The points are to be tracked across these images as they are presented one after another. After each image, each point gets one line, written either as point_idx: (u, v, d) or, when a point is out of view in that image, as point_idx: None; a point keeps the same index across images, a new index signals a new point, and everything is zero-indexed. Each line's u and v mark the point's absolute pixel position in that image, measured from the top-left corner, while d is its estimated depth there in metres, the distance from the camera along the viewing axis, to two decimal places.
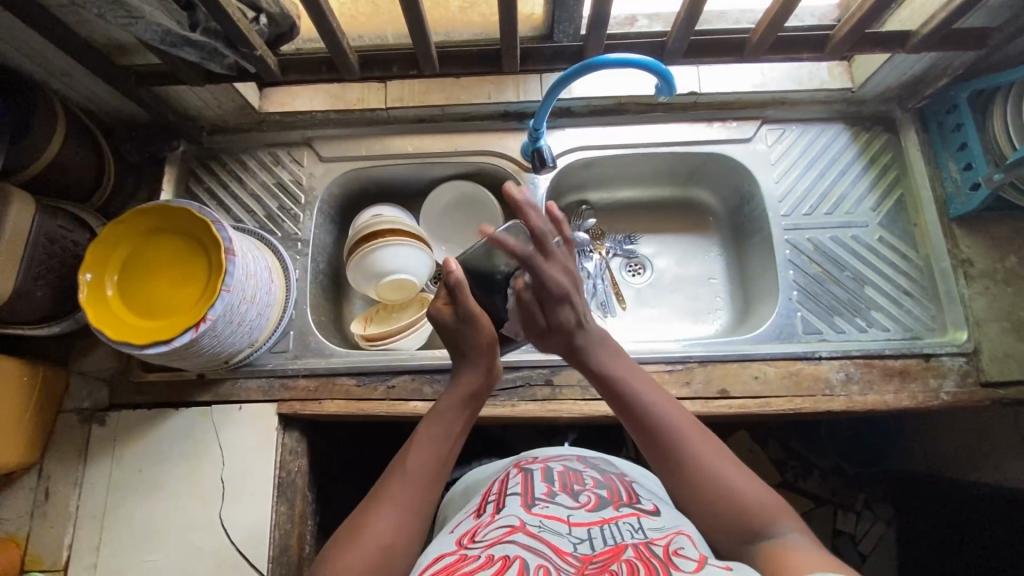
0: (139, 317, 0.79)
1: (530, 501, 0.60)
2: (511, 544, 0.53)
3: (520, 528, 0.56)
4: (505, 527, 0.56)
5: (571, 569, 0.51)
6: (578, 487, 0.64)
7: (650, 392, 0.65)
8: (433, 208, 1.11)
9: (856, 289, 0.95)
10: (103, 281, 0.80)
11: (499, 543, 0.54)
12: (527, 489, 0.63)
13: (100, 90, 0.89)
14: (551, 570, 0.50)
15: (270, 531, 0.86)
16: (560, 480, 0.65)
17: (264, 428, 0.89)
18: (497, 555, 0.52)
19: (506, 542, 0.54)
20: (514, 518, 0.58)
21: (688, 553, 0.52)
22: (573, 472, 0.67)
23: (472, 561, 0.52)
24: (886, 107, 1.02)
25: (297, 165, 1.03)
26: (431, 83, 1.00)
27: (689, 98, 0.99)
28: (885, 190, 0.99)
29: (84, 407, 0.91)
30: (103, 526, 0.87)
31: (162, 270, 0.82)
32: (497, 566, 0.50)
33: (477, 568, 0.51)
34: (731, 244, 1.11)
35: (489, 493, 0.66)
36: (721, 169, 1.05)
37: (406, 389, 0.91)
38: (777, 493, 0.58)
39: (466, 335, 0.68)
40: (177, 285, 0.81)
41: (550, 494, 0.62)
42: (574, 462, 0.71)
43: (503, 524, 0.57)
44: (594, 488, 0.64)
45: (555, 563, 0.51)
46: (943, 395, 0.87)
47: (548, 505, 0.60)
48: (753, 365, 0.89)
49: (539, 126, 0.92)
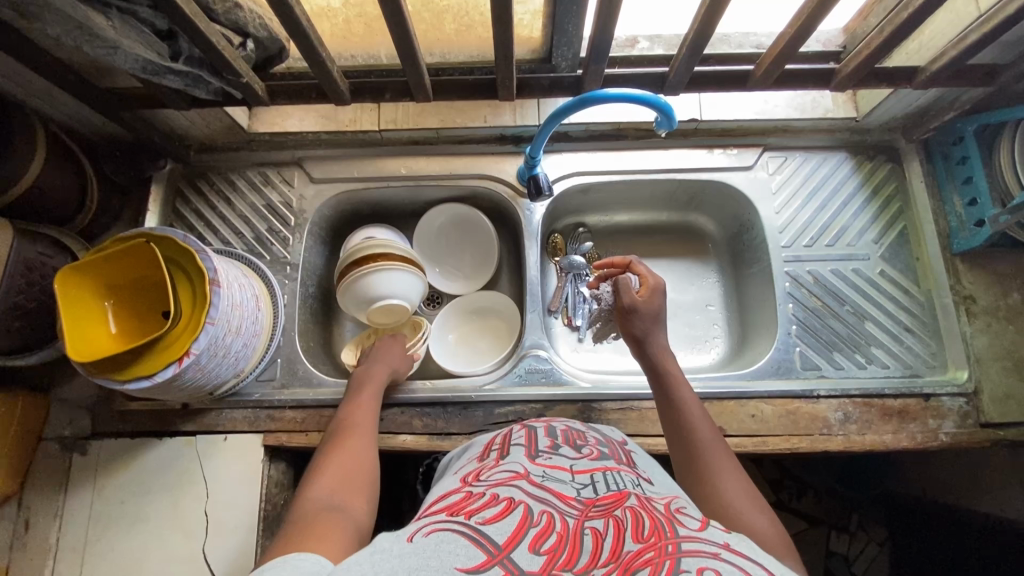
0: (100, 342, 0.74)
1: (534, 453, 0.58)
2: (514, 487, 0.50)
3: (524, 476, 0.52)
4: (509, 473, 0.53)
5: (575, 512, 0.47)
6: (581, 442, 0.63)
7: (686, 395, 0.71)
8: (426, 230, 1.08)
9: (856, 324, 0.93)
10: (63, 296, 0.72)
11: (502, 485, 0.51)
12: (531, 441, 0.61)
13: (83, 109, 0.87)
14: (555, 513, 0.46)
15: (254, 567, 0.84)
16: (564, 436, 0.64)
17: (249, 460, 0.87)
18: (501, 494, 0.49)
19: (510, 485, 0.50)
20: (518, 465, 0.55)
21: (691, 513, 0.50)
22: (576, 431, 0.66)
23: (477, 499, 0.49)
24: (890, 136, 1.00)
25: (287, 186, 1.01)
26: (426, 105, 0.98)
27: (690, 124, 0.97)
28: (887, 222, 0.98)
29: (65, 435, 0.89)
30: (83, 559, 0.84)
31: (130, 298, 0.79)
32: (501, 507, 0.47)
33: (481, 505, 0.48)
34: (730, 271, 1.09)
35: (492, 444, 0.65)
36: (721, 196, 1.03)
37: (395, 422, 0.89)
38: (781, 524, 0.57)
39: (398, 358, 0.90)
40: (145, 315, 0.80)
41: (553, 446, 0.60)
42: (576, 423, 0.69)
43: (507, 469, 0.54)
44: (596, 445, 0.63)
45: (558, 508, 0.47)
46: (943, 435, 0.86)
47: (551, 457, 0.57)
48: (750, 404, 0.88)
49: (536, 153, 0.90)
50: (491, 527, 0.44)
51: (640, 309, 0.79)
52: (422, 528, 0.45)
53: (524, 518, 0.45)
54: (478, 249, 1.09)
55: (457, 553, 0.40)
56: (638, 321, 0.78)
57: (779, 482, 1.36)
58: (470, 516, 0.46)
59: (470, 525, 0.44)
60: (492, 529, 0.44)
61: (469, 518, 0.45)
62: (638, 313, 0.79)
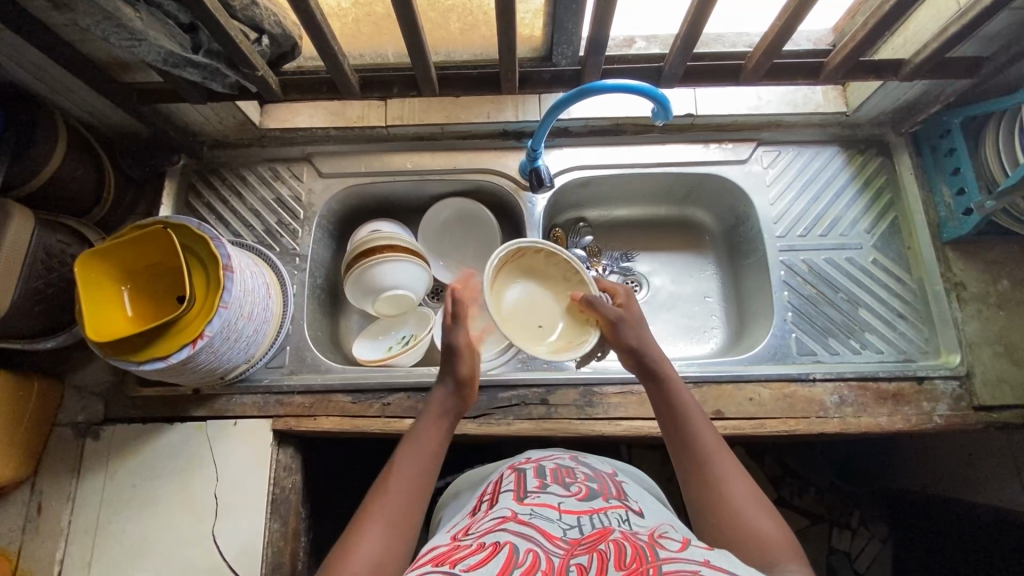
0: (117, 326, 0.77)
1: (522, 494, 0.60)
2: (501, 531, 0.52)
3: (512, 518, 0.55)
4: (498, 517, 0.56)
5: (559, 552, 0.50)
6: (570, 479, 0.65)
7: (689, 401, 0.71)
8: (430, 225, 1.11)
9: (850, 311, 0.96)
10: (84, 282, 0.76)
11: (490, 531, 0.53)
12: (520, 483, 0.63)
13: (102, 105, 0.90)
14: (539, 552, 0.49)
15: (262, 548, 0.85)
16: (553, 473, 0.66)
17: (258, 444, 0.89)
18: (488, 541, 0.51)
19: (498, 530, 0.53)
20: (506, 509, 0.57)
21: (673, 537, 0.53)
22: (564, 468, 0.68)
23: (465, 548, 0.51)
24: (880, 131, 1.04)
25: (296, 181, 1.04)
26: (432, 102, 1.02)
27: (686, 120, 1.00)
28: (879, 213, 1.01)
29: (79, 421, 0.91)
30: (95, 541, 0.86)
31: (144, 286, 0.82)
32: (488, 552, 0.49)
33: (469, 553, 0.50)
34: (727, 264, 1.12)
35: (484, 493, 0.67)
36: (717, 189, 1.06)
37: (401, 407, 0.91)
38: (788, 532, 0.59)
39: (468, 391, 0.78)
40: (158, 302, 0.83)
41: (541, 485, 0.63)
42: (566, 458, 0.72)
43: (496, 515, 0.57)
44: (585, 481, 0.65)
45: (542, 547, 0.50)
46: (937, 418, 0.88)
47: (540, 495, 0.60)
48: (747, 387, 0.90)
49: (537, 146, 0.94)
50: (475, 574, 0.46)
51: (624, 319, 0.80)
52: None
53: (509, 559, 0.48)
54: (481, 243, 1.11)
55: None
56: (625, 331, 0.79)
57: (780, 479, 1.37)
58: (456, 566, 0.48)
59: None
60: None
61: (454, 568, 0.47)
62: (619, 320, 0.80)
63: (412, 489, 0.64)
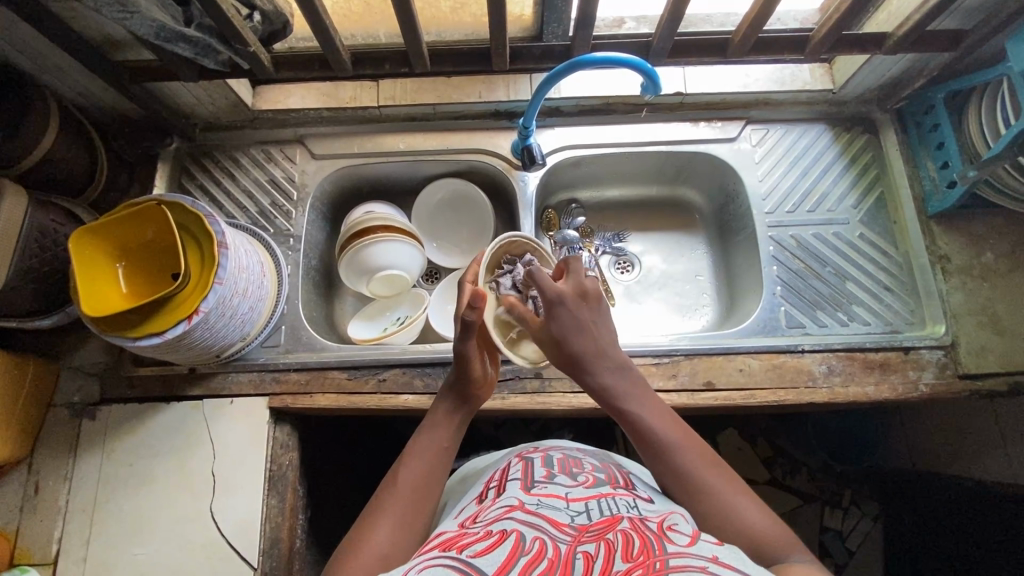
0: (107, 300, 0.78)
1: (530, 483, 0.61)
2: (508, 519, 0.53)
3: (518, 506, 0.55)
4: (504, 506, 0.56)
5: (567, 537, 0.50)
6: (577, 469, 0.66)
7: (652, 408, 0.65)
8: (424, 206, 1.12)
9: (838, 284, 0.97)
10: (80, 254, 0.77)
11: (497, 519, 0.53)
12: (526, 473, 0.64)
13: (94, 85, 0.90)
14: (547, 540, 0.50)
15: (260, 524, 0.86)
16: (560, 464, 0.67)
17: (255, 422, 0.90)
18: (494, 528, 0.52)
19: (504, 518, 0.53)
20: (513, 498, 0.58)
21: (682, 529, 0.52)
22: (571, 459, 0.69)
23: (471, 535, 0.52)
24: (866, 108, 1.05)
25: (289, 162, 1.04)
26: (423, 82, 1.02)
27: (675, 99, 1.02)
28: (866, 188, 1.02)
29: (74, 401, 0.92)
30: (93, 520, 0.87)
31: (135, 266, 0.82)
32: (495, 539, 0.50)
33: (475, 539, 0.51)
34: (717, 242, 1.14)
35: (492, 480, 0.67)
36: (707, 167, 1.07)
37: (397, 382, 0.92)
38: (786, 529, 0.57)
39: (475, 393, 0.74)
40: (150, 280, 0.83)
41: (549, 476, 0.63)
42: (573, 450, 0.73)
43: (502, 504, 0.57)
44: (592, 471, 0.66)
45: (550, 534, 0.51)
46: (922, 386, 0.89)
47: (547, 486, 0.61)
48: (738, 359, 0.91)
49: (528, 125, 0.94)
50: (481, 559, 0.47)
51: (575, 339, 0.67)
52: (415, 566, 0.47)
53: (516, 546, 0.48)
54: (475, 225, 1.12)
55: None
56: (575, 346, 0.67)
57: (772, 460, 1.37)
58: (463, 550, 0.49)
59: (461, 561, 0.47)
60: (483, 561, 0.47)
61: (461, 553, 0.48)
62: (564, 329, 0.67)
63: (421, 488, 0.64)
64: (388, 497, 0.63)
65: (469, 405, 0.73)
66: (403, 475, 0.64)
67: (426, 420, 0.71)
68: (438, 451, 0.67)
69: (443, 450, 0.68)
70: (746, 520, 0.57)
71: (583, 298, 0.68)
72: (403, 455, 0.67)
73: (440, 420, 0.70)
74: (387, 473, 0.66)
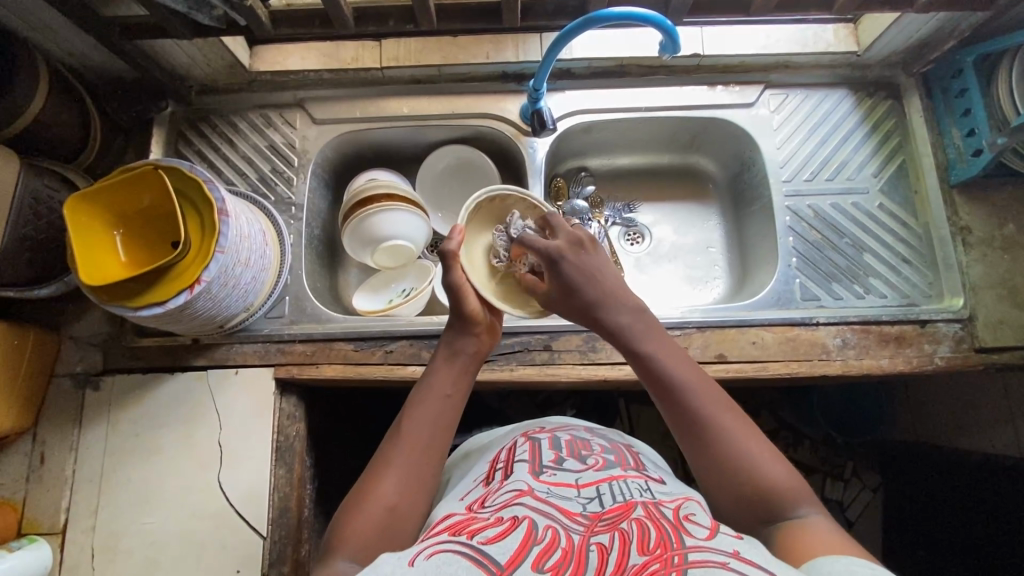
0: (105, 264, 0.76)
1: (538, 469, 0.60)
2: (519, 506, 0.52)
3: (528, 492, 0.54)
4: (513, 492, 0.55)
5: (580, 528, 0.49)
6: (586, 452, 0.64)
7: (667, 352, 0.66)
8: (429, 173, 1.09)
9: (855, 256, 0.95)
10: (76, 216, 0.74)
11: (507, 505, 0.52)
12: (535, 456, 0.62)
13: (85, 44, 0.86)
14: (559, 529, 0.49)
15: (268, 494, 0.86)
16: (568, 446, 0.65)
17: (261, 392, 0.89)
18: (505, 515, 0.50)
19: (514, 504, 0.52)
20: (522, 483, 0.56)
21: (699, 519, 0.51)
22: (580, 441, 0.67)
23: (481, 520, 0.51)
24: (891, 72, 1.01)
25: (289, 128, 1.01)
26: (428, 42, 0.98)
27: (692, 61, 0.97)
28: (887, 157, 0.99)
29: (77, 371, 0.90)
30: (100, 490, 0.86)
31: (131, 224, 0.79)
32: (505, 527, 0.49)
33: (485, 525, 0.50)
34: (731, 212, 1.11)
35: (498, 460, 0.66)
36: (723, 134, 1.03)
37: (404, 354, 0.91)
38: (800, 478, 0.58)
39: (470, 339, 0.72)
40: (147, 242, 0.80)
41: (557, 460, 0.62)
42: (581, 431, 0.71)
43: (511, 488, 0.56)
44: (601, 453, 0.64)
45: (562, 524, 0.49)
46: (938, 359, 0.88)
47: (556, 473, 0.59)
48: (751, 331, 0.89)
49: (539, 87, 0.90)
50: (493, 546, 0.46)
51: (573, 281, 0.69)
52: (424, 549, 0.46)
53: (528, 535, 0.47)
54: None
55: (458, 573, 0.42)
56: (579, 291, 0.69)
57: (774, 433, 1.33)
58: (473, 536, 0.48)
59: (472, 546, 0.46)
60: (494, 548, 0.46)
61: (471, 539, 0.47)
62: (564, 286, 0.70)
63: (428, 438, 0.63)
64: (395, 446, 0.62)
65: (471, 346, 0.72)
66: (409, 423, 0.64)
67: (432, 365, 0.70)
68: (443, 396, 0.66)
69: (449, 395, 0.67)
70: (757, 461, 0.59)
71: (579, 248, 0.72)
72: (410, 401, 0.66)
73: (442, 368, 0.69)
74: (394, 421, 0.65)
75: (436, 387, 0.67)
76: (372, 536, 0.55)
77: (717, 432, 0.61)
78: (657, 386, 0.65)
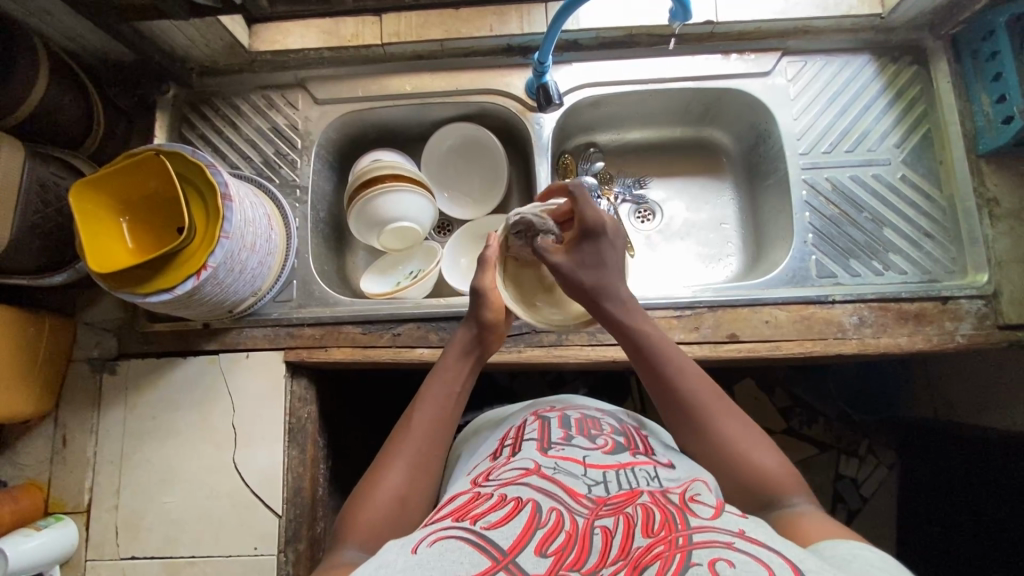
0: (108, 250, 0.76)
1: (546, 445, 0.59)
2: (524, 486, 0.51)
3: (534, 471, 0.54)
4: (519, 470, 0.55)
5: (585, 511, 0.49)
6: (595, 431, 0.63)
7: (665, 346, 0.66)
8: (434, 153, 1.06)
9: (875, 231, 0.92)
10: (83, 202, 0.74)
11: (512, 484, 0.52)
12: (543, 434, 0.62)
13: (83, 28, 0.85)
14: (564, 512, 0.48)
15: (282, 474, 0.87)
16: (578, 425, 0.64)
17: (272, 375, 0.90)
18: (510, 495, 0.50)
19: (520, 483, 0.52)
20: (529, 461, 0.56)
21: (704, 500, 0.50)
22: (590, 419, 0.66)
23: (484, 500, 0.51)
24: (917, 36, 0.96)
25: (292, 109, 0.99)
26: (430, 16, 0.95)
27: (704, 29, 0.93)
28: (910, 126, 0.94)
29: (93, 356, 0.92)
30: (121, 470, 0.89)
31: (134, 211, 0.79)
32: (510, 508, 0.49)
33: (489, 506, 0.49)
34: (745, 186, 1.07)
35: (506, 437, 0.65)
36: (737, 106, 1.00)
37: (412, 337, 0.91)
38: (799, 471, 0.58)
39: (485, 342, 0.73)
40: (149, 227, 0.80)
41: (566, 438, 0.61)
42: (592, 409, 0.70)
43: (517, 466, 0.56)
44: (611, 433, 0.64)
45: (567, 506, 0.49)
46: (959, 337, 0.85)
47: (564, 449, 0.59)
48: (764, 310, 0.87)
49: (544, 59, 0.87)
50: (497, 531, 0.46)
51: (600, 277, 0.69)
52: (427, 535, 0.47)
53: (532, 519, 0.47)
54: (488, 173, 1.07)
55: (460, 561, 0.42)
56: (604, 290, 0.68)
57: (788, 410, 1.31)
58: (477, 521, 0.47)
59: (476, 532, 0.46)
60: (498, 534, 0.46)
61: (476, 523, 0.47)
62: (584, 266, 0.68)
63: (436, 430, 0.64)
64: (404, 436, 0.63)
65: (483, 348, 0.73)
66: (418, 416, 0.64)
67: (443, 360, 0.70)
68: (454, 392, 0.68)
69: (459, 390, 0.68)
70: (718, 424, 0.61)
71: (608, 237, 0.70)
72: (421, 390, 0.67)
73: (448, 367, 0.69)
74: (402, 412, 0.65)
75: (446, 382, 0.68)
76: (381, 529, 0.55)
77: (710, 419, 0.61)
78: (656, 375, 0.65)
